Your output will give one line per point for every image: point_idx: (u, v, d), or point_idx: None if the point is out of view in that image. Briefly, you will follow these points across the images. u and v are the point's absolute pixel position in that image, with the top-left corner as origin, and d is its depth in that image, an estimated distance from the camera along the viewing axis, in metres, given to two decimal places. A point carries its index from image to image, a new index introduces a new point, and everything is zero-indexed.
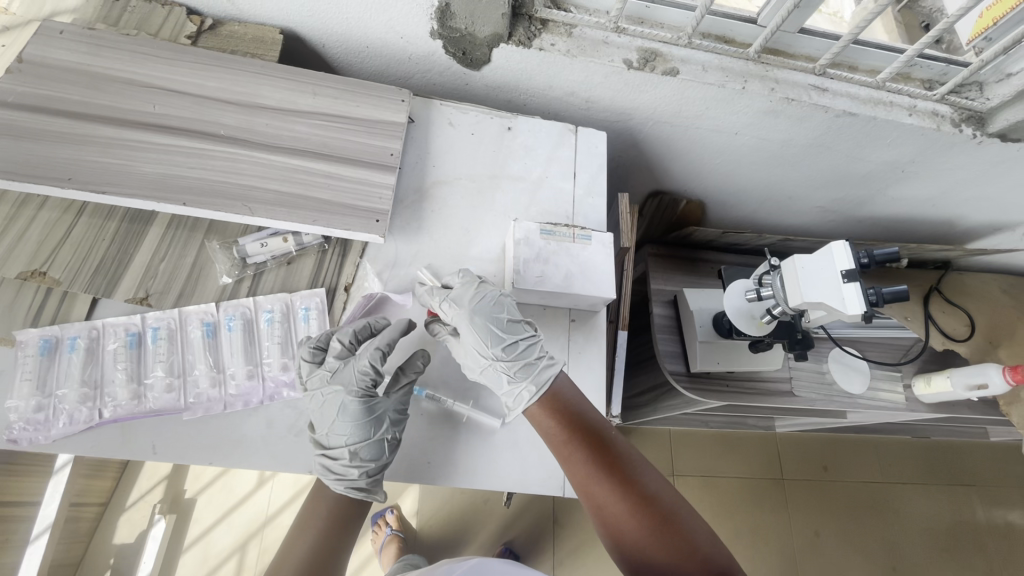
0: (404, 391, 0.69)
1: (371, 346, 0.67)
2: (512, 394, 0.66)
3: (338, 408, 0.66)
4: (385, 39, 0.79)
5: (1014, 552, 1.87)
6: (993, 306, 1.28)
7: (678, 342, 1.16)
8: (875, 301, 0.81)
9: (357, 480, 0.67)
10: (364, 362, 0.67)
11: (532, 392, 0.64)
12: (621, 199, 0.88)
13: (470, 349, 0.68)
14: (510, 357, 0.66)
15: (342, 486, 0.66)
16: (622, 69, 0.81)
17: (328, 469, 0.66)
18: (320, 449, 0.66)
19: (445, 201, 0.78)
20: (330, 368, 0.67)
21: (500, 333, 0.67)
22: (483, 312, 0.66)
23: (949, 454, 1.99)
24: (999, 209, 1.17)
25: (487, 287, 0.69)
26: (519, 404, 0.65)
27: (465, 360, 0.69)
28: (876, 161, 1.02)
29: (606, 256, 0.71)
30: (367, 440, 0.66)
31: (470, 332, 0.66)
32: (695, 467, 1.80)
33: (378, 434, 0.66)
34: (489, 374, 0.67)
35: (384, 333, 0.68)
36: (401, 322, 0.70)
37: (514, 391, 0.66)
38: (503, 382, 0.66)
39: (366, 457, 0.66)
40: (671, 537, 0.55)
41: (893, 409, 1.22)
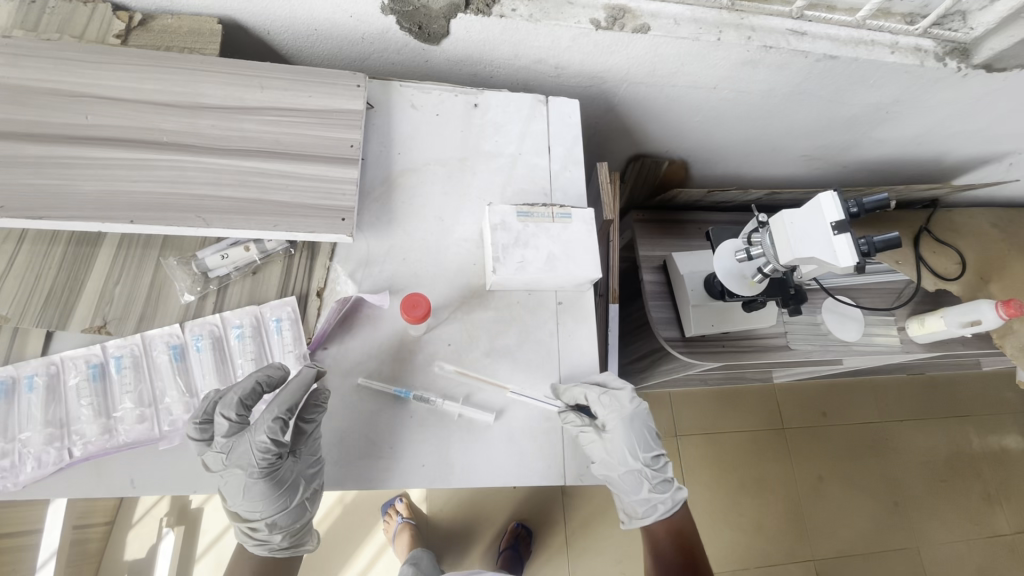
0: (309, 444, 0.65)
1: (266, 418, 0.61)
2: (647, 501, 0.75)
3: (243, 487, 0.62)
4: (334, 20, 0.74)
5: (1010, 476, 1.93)
6: (984, 240, 1.27)
7: (671, 308, 1.14)
8: (866, 250, 0.80)
9: (282, 542, 0.67)
10: (262, 436, 0.61)
11: (669, 506, 0.74)
12: (601, 169, 0.84)
13: (617, 447, 0.71)
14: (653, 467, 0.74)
15: (267, 549, 0.67)
16: (589, 29, 0.77)
17: (249, 537, 0.66)
18: (238, 524, 0.65)
19: (414, 191, 0.74)
20: (222, 449, 0.63)
21: (647, 441, 0.74)
22: (639, 418, 0.72)
23: (945, 387, 2.02)
24: (987, 142, 1.15)
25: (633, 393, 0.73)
26: (653, 513, 0.75)
27: (602, 456, 0.71)
28: (860, 104, 0.99)
29: (588, 233, 0.67)
30: (285, 509, 0.64)
31: (628, 432, 0.71)
32: (696, 426, 1.81)
33: (295, 501, 0.64)
34: (633, 477, 0.73)
35: (275, 401, 0.61)
36: (305, 373, 0.63)
37: (651, 500, 0.75)
38: (641, 487, 0.74)
39: (286, 523, 0.65)
40: None
41: (887, 352, 1.23)
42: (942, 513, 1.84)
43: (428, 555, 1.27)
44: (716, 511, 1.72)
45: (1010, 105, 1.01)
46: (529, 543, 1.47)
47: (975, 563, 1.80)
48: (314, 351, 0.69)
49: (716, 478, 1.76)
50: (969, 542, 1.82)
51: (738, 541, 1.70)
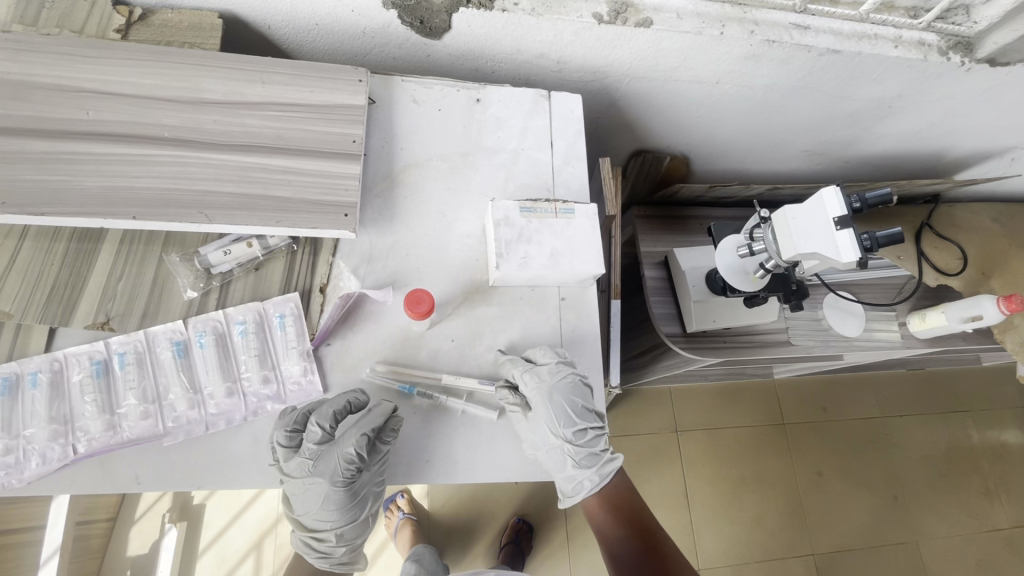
0: (384, 466, 0.66)
1: (355, 433, 0.63)
2: (572, 478, 0.70)
3: (322, 497, 0.64)
4: (335, 15, 0.73)
5: (1008, 469, 1.94)
6: (986, 236, 1.27)
7: (673, 304, 1.14)
8: (869, 245, 0.80)
9: (342, 555, 0.69)
10: (349, 449, 0.63)
11: (595, 483, 0.69)
12: (603, 164, 0.84)
13: (541, 424, 0.67)
14: (576, 443, 0.69)
15: (326, 563, 0.68)
16: (592, 24, 0.77)
17: (310, 548, 0.68)
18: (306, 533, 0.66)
19: (417, 187, 0.74)
20: (311, 456, 0.64)
21: (573, 418, 0.68)
22: (564, 392, 0.67)
23: (945, 382, 2.02)
24: (990, 137, 1.15)
25: (566, 366, 0.69)
26: (581, 491, 0.69)
27: (526, 435, 0.68)
28: (863, 99, 0.99)
29: (591, 229, 0.67)
30: (353, 522, 0.67)
31: (549, 409, 0.67)
32: (697, 422, 1.82)
33: (364, 515, 0.67)
34: (556, 456, 0.68)
35: (365, 421, 0.64)
36: (386, 405, 0.66)
37: (577, 477, 0.70)
38: (568, 465, 0.69)
39: (351, 537, 0.67)
40: None
41: (889, 348, 1.23)
42: (942, 508, 1.85)
43: (430, 551, 1.28)
44: (716, 507, 1.73)
45: (1013, 100, 1.01)
46: (530, 538, 1.48)
47: (974, 556, 1.81)
48: (317, 346, 0.69)
49: (718, 473, 1.76)
50: (968, 536, 1.83)
51: (739, 535, 1.71)
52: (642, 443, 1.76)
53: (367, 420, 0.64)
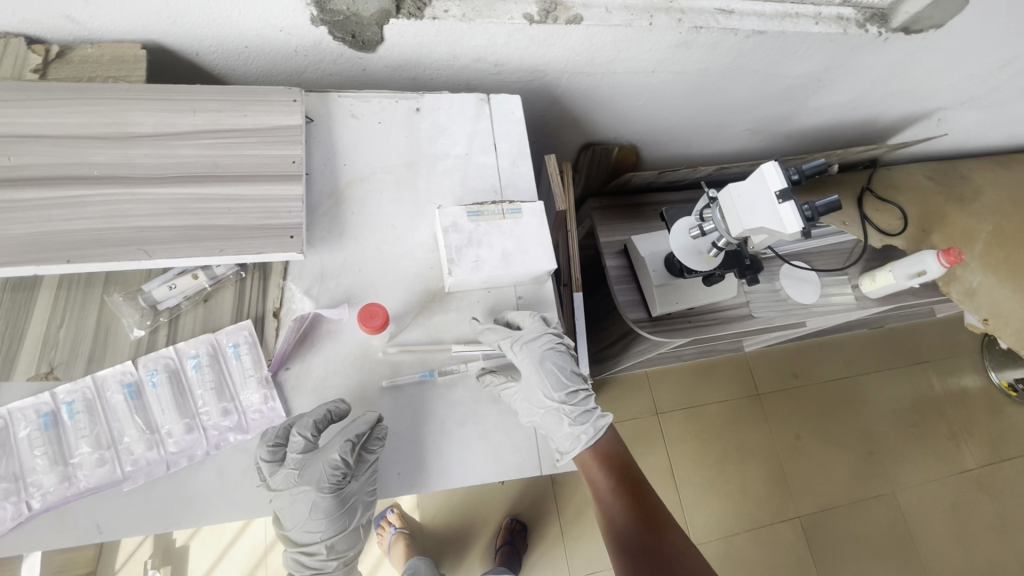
0: (373, 473, 0.66)
1: (338, 439, 0.63)
2: (571, 436, 0.71)
3: (310, 506, 0.64)
4: (264, 35, 0.73)
5: (969, 412, 2.05)
6: (921, 195, 1.34)
7: (636, 290, 1.17)
8: (810, 215, 0.84)
9: (334, 570, 0.68)
10: (333, 455, 0.63)
11: (592, 435, 0.71)
12: (549, 161, 0.85)
13: (533, 390, 0.70)
14: (569, 403, 0.72)
15: None
16: (524, 24, 0.78)
17: (301, 564, 0.67)
18: (296, 547, 0.66)
19: (363, 201, 0.73)
20: (294, 467, 0.64)
21: (563, 380, 0.72)
22: (553, 357, 0.71)
23: (904, 335, 2.12)
24: (916, 101, 1.21)
25: (550, 330, 0.72)
26: (579, 446, 0.70)
27: (520, 404, 0.70)
28: (793, 74, 1.02)
29: (541, 227, 0.67)
30: (343, 531, 0.67)
31: (540, 371, 0.70)
32: (676, 402, 1.85)
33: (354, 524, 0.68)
34: (552, 416, 0.70)
35: (352, 428, 0.64)
36: (371, 414, 0.66)
37: (575, 433, 0.71)
38: (564, 424, 0.71)
39: (342, 547, 0.67)
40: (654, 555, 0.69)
41: (845, 310, 1.29)
42: (914, 456, 1.94)
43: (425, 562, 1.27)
44: (703, 482, 1.77)
45: (932, 64, 1.06)
46: (525, 536, 1.49)
47: (946, 498, 1.91)
48: (276, 372, 0.68)
49: (700, 448, 1.81)
50: (939, 479, 1.93)
51: (727, 506, 1.75)
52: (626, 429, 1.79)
53: (353, 427, 0.64)
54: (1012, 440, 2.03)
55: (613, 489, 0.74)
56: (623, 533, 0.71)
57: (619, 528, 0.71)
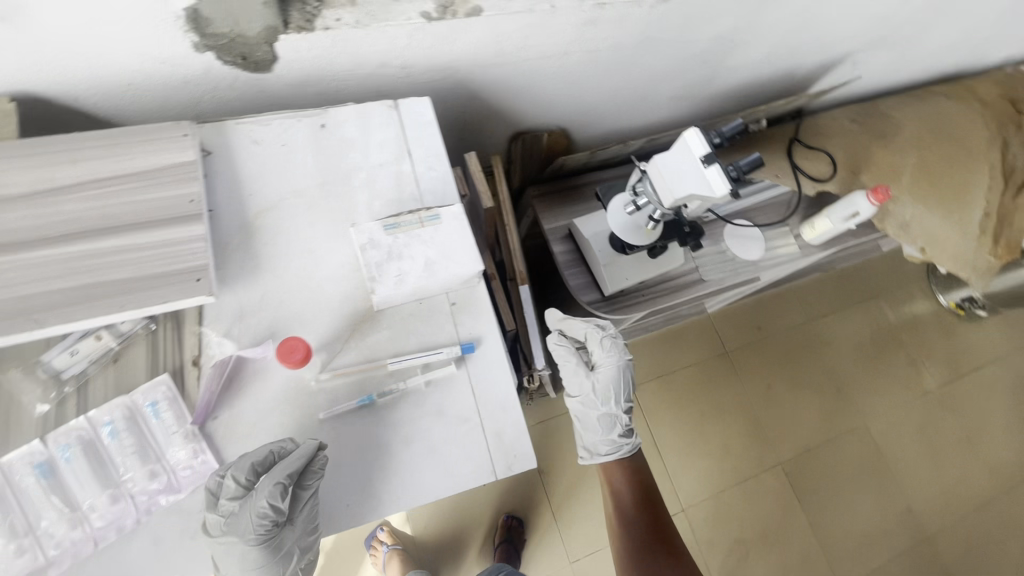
0: (312, 507, 0.64)
1: (268, 483, 0.60)
2: (612, 442, 0.97)
3: (237, 557, 0.61)
4: (145, 69, 0.69)
5: (925, 337, 2.14)
6: (847, 138, 1.38)
7: (587, 272, 1.17)
8: (735, 175, 0.86)
9: None
10: (262, 500, 0.61)
11: (628, 448, 0.97)
12: (469, 159, 0.84)
13: (607, 390, 0.94)
14: (624, 413, 0.96)
15: None
16: (422, 23, 0.75)
17: None
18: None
19: (275, 229, 0.70)
20: (224, 513, 0.61)
21: (628, 394, 0.96)
22: (629, 372, 0.95)
23: (859, 273, 2.18)
24: (828, 48, 1.23)
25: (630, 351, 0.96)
26: (613, 451, 0.97)
27: (589, 392, 0.96)
28: (706, 37, 1.03)
29: (461, 229, 0.67)
30: None
31: (617, 377, 0.94)
32: (648, 372, 1.88)
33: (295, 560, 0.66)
34: (609, 420, 0.96)
35: (284, 465, 0.61)
36: (306, 446, 0.63)
37: (616, 441, 0.97)
38: (615, 427, 0.96)
39: None
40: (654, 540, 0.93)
41: (790, 261, 1.33)
42: (880, 388, 2.02)
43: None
44: (686, 448, 1.80)
45: (836, 11, 1.08)
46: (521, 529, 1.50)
47: (914, 421, 2.00)
48: (202, 423, 0.65)
49: (678, 414, 1.84)
50: (906, 405, 2.02)
51: (712, 467, 1.80)
52: None
53: (287, 463, 0.61)
54: (965, 356, 2.15)
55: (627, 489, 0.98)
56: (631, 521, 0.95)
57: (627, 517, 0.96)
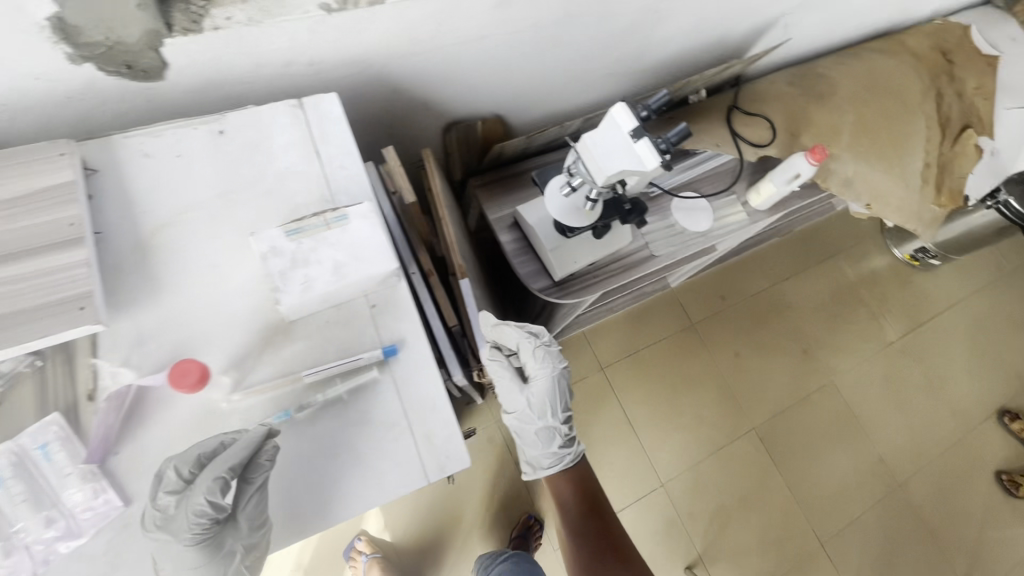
0: (255, 504, 0.61)
1: (208, 477, 0.59)
2: (553, 453, 1.00)
3: (172, 557, 0.59)
4: (21, 89, 0.65)
5: (883, 291, 2.19)
6: (784, 101, 1.39)
7: (536, 259, 1.15)
8: (666, 148, 0.85)
9: None
10: (199, 498, 0.59)
11: (567, 459, 1.01)
12: (386, 154, 0.82)
13: (543, 401, 0.94)
14: (561, 424, 0.98)
15: None
16: (322, 15, 0.71)
17: None
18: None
19: (174, 246, 0.67)
20: (161, 509, 0.59)
21: (563, 403, 0.97)
22: (563, 380, 0.95)
23: (817, 234, 2.21)
24: (757, 12, 1.23)
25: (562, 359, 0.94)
26: (554, 463, 1.00)
27: (524, 406, 0.95)
28: (629, 10, 1.01)
29: (371, 228, 0.65)
30: None
31: (551, 388, 0.93)
32: (617, 351, 1.88)
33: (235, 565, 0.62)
34: (548, 433, 0.98)
35: (228, 455, 0.59)
36: (255, 433, 0.61)
37: (556, 452, 1.00)
38: (553, 439, 0.99)
39: None
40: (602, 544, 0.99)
41: (739, 228, 1.32)
42: (844, 344, 2.06)
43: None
44: (660, 423, 1.81)
45: None
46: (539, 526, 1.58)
47: (879, 373, 2.05)
48: (102, 460, 0.62)
49: (650, 389, 1.85)
50: (871, 358, 2.06)
51: (687, 438, 1.81)
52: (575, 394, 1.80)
53: (231, 454, 0.59)
54: (924, 305, 2.20)
55: (573, 500, 1.04)
56: (580, 529, 1.01)
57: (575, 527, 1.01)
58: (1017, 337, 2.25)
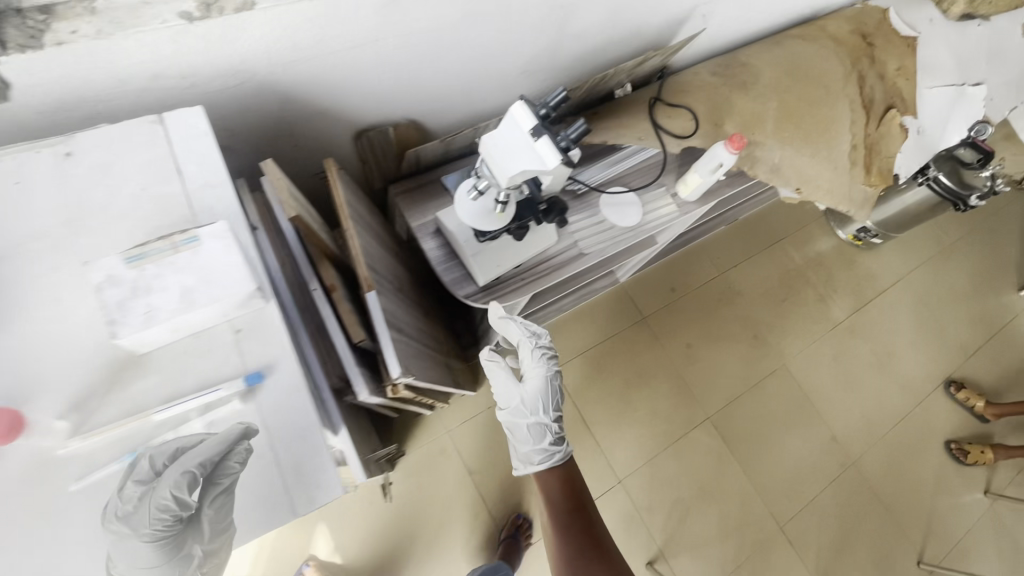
0: (220, 506, 0.62)
1: (178, 472, 0.58)
2: (545, 452, 1.20)
3: (127, 554, 0.57)
4: None
5: (830, 272, 2.23)
6: (706, 92, 1.39)
7: (460, 265, 1.12)
8: (565, 145, 0.84)
9: None
10: (165, 492, 0.58)
11: (555, 456, 1.20)
12: (267, 166, 0.74)
13: (537, 399, 1.21)
14: (551, 424, 1.22)
15: None
16: (183, 25, 0.67)
17: None
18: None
19: (6, 280, 0.61)
20: (123, 501, 0.57)
21: (554, 406, 1.23)
22: (552, 385, 1.22)
23: (762, 220, 2.24)
24: (670, 4, 1.22)
25: (554, 365, 1.24)
26: (544, 459, 1.20)
27: (521, 402, 1.22)
28: (533, 7, 0.99)
29: (226, 249, 0.61)
30: None
31: (544, 389, 1.21)
32: (569, 351, 1.86)
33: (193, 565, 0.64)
34: (540, 431, 1.21)
35: (200, 451, 0.59)
36: (228, 433, 0.60)
37: (546, 449, 1.20)
38: (544, 439, 1.21)
39: None
40: (581, 536, 1.10)
41: (671, 220, 1.30)
42: (793, 327, 2.09)
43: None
44: (616, 419, 1.81)
45: None
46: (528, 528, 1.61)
47: (829, 353, 2.08)
48: None
49: (604, 387, 1.84)
50: (820, 338, 2.10)
51: (643, 432, 1.81)
52: None
53: (203, 450, 0.59)
54: (869, 283, 2.25)
55: (559, 496, 1.17)
56: (563, 522, 1.12)
57: (559, 520, 1.13)
58: (960, 309, 2.32)
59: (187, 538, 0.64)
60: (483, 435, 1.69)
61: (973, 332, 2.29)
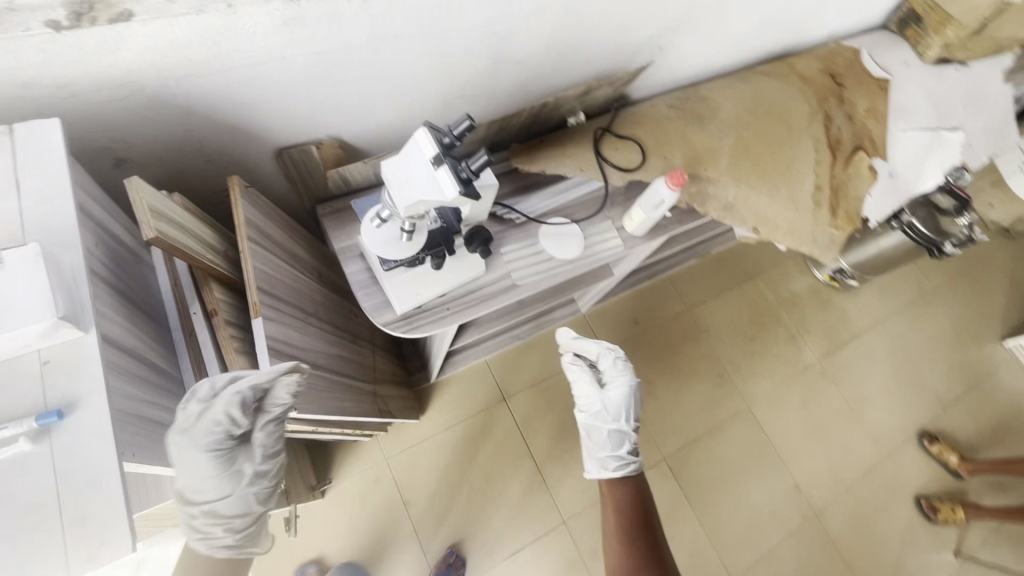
0: (268, 432, 0.75)
1: (230, 392, 0.69)
2: (620, 458, 1.28)
3: (192, 463, 0.68)
4: None
5: (803, 312, 2.17)
6: (658, 125, 1.36)
7: (381, 292, 1.07)
8: (468, 176, 0.80)
9: (224, 538, 0.73)
10: (221, 408, 0.68)
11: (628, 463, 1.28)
12: (129, 182, 0.66)
13: (619, 406, 1.27)
14: (630, 432, 1.28)
15: (206, 543, 0.73)
16: (50, 33, 0.64)
17: (192, 529, 0.72)
18: (182, 509, 0.70)
19: None
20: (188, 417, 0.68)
21: (633, 416, 1.29)
22: (632, 395, 1.27)
23: (735, 255, 2.19)
24: (618, 35, 1.19)
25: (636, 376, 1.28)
26: (617, 465, 1.28)
27: (602, 407, 1.27)
28: (460, 33, 0.96)
29: (36, 275, 0.55)
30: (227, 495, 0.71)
31: (627, 398, 1.26)
32: (523, 380, 1.80)
33: (244, 487, 0.73)
34: (620, 438, 1.28)
35: (251, 377, 0.71)
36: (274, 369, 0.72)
37: (621, 456, 1.28)
38: (621, 445, 1.28)
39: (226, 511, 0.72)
40: (643, 546, 1.17)
41: (614, 254, 1.26)
42: (760, 367, 2.02)
43: None
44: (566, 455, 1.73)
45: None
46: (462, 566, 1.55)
47: (796, 397, 2.01)
48: None
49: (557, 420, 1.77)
50: (789, 380, 2.03)
51: None
52: (470, 426, 1.71)
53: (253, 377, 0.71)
54: (843, 326, 2.18)
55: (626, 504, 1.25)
56: (627, 529, 1.21)
57: (624, 525, 1.21)
58: (939, 357, 2.24)
59: (237, 458, 0.73)
60: (425, 463, 1.64)
61: (952, 382, 2.20)
